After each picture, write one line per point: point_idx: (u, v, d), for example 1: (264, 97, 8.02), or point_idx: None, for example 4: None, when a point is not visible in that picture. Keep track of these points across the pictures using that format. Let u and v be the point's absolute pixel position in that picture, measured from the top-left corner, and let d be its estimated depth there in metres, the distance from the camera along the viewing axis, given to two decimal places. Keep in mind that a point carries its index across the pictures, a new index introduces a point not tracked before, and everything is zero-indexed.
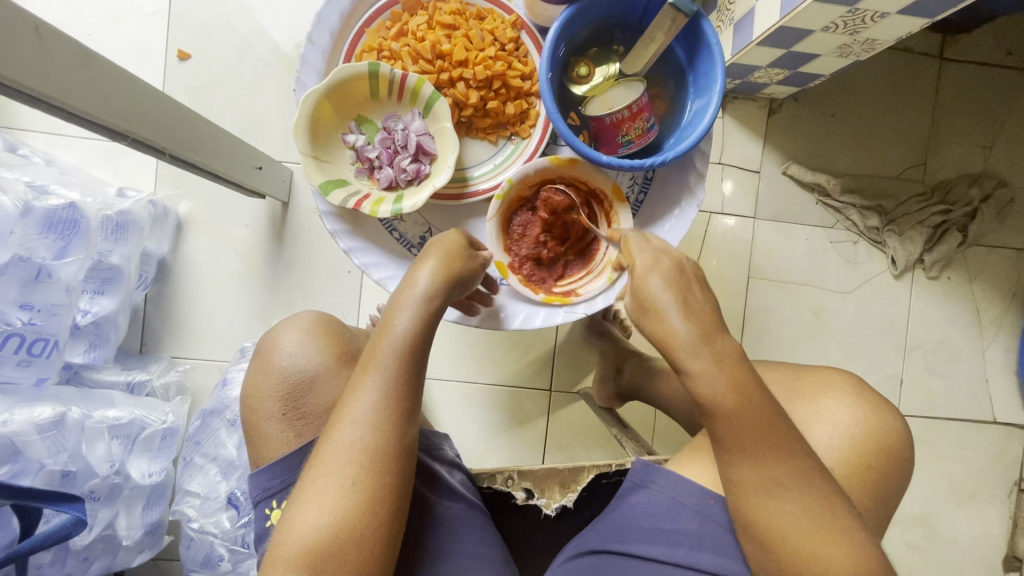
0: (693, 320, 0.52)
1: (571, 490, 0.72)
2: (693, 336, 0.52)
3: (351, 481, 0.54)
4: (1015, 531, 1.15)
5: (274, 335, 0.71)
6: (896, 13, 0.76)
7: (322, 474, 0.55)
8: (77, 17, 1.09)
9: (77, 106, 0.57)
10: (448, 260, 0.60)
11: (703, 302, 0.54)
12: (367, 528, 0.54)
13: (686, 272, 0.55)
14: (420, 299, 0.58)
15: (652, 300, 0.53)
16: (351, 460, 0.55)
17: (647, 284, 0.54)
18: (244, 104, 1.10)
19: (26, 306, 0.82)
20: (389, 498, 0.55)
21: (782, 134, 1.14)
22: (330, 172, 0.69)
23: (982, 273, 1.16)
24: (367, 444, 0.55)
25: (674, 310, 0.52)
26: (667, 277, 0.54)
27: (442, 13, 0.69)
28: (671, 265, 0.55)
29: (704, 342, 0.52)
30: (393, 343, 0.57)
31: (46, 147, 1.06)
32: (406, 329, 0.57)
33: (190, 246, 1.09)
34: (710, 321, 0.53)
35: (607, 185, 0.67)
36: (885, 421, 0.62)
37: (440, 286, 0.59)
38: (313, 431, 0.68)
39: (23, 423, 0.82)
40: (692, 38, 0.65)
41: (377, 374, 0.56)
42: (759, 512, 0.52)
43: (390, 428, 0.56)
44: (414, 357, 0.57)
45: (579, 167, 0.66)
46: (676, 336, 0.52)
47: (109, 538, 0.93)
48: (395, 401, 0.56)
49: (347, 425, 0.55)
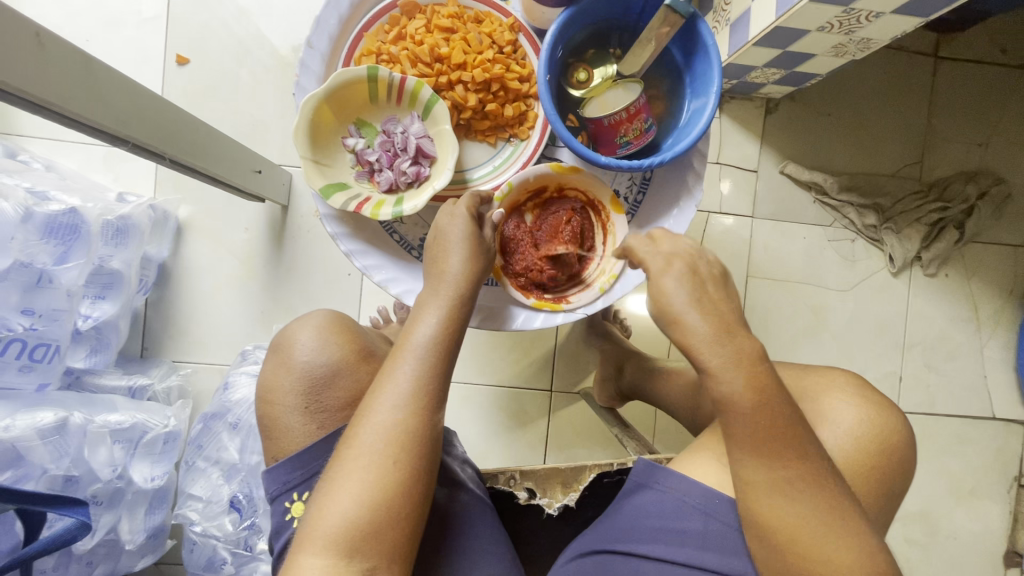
0: (710, 317, 0.52)
1: (572, 490, 0.74)
2: (710, 330, 0.51)
3: (391, 461, 0.54)
4: (1015, 527, 1.15)
5: (290, 333, 0.71)
6: (891, 12, 0.77)
7: (360, 454, 0.54)
8: (75, 22, 1.09)
9: (76, 111, 0.57)
10: (474, 246, 0.62)
11: (717, 298, 0.53)
12: (404, 508, 0.54)
13: (699, 273, 0.54)
14: (450, 291, 0.60)
15: (672, 304, 0.52)
16: (390, 442, 0.54)
17: (664, 284, 0.53)
18: (242, 108, 1.10)
19: (27, 311, 0.82)
20: (423, 481, 0.56)
21: (779, 134, 1.15)
22: (331, 175, 0.69)
23: (980, 270, 1.16)
24: (406, 426, 0.55)
25: (690, 309, 0.52)
26: (683, 278, 0.53)
27: (441, 17, 0.70)
28: (684, 266, 0.54)
29: (720, 335, 0.51)
30: (428, 326, 0.58)
31: (45, 152, 1.06)
32: (439, 318, 0.59)
33: (189, 250, 1.09)
34: (727, 316, 0.52)
35: (605, 195, 0.69)
36: (885, 419, 0.62)
37: (471, 278, 0.61)
38: (335, 422, 0.68)
39: (25, 428, 0.82)
40: (689, 39, 0.65)
41: (413, 358, 0.57)
42: (767, 509, 0.53)
43: (427, 411, 0.56)
44: (447, 345, 0.59)
45: (579, 175, 0.68)
46: (693, 332, 0.51)
47: (112, 542, 0.94)
48: (432, 384, 0.57)
49: (384, 408, 0.55)
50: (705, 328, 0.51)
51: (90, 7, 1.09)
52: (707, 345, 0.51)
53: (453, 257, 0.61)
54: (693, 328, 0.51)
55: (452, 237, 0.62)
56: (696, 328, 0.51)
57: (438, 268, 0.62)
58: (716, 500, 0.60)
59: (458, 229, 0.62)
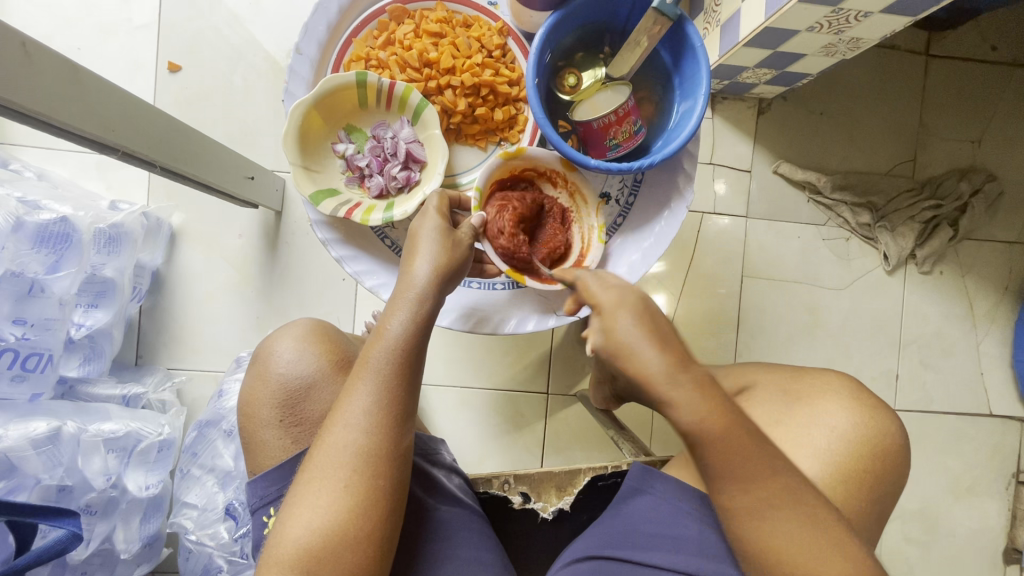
0: (665, 350, 0.45)
1: (567, 494, 0.74)
2: (668, 367, 0.45)
3: (345, 484, 0.54)
4: (1014, 524, 1.15)
5: (270, 343, 0.72)
6: (879, 12, 0.77)
7: (315, 476, 0.54)
8: (66, 31, 1.09)
9: (65, 120, 0.57)
10: (438, 253, 0.60)
11: (674, 337, 0.47)
12: (361, 530, 0.54)
13: (654, 309, 0.48)
14: (413, 301, 0.58)
15: (623, 339, 0.46)
16: (343, 463, 0.54)
17: (616, 320, 0.47)
18: (234, 113, 1.10)
19: (20, 321, 0.81)
20: (381, 502, 0.55)
21: (772, 133, 1.15)
22: (321, 181, 0.69)
23: (974, 266, 1.16)
24: (360, 447, 0.54)
25: (643, 342, 0.45)
26: (638, 313, 0.47)
27: (429, 21, 0.70)
28: (639, 302, 0.48)
29: (682, 370, 0.45)
30: (386, 344, 0.57)
31: (38, 162, 1.06)
32: (399, 332, 0.57)
33: (183, 257, 1.09)
34: (683, 353, 0.46)
35: (555, 161, 0.68)
36: (873, 420, 0.63)
37: (433, 286, 0.59)
38: (309, 437, 0.68)
39: (18, 438, 0.82)
40: (677, 41, 0.65)
41: (370, 376, 0.56)
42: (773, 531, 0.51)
43: (383, 432, 0.55)
44: (409, 360, 0.57)
45: (524, 155, 0.67)
46: (647, 369, 0.45)
47: (106, 552, 0.93)
48: (389, 404, 0.56)
49: (339, 429, 0.55)
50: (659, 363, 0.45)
51: (80, 15, 1.09)
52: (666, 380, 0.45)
53: (417, 266, 0.59)
54: (646, 362, 0.45)
55: (418, 244, 0.61)
56: (651, 363, 0.45)
57: (404, 274, 0.60)
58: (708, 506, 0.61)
59: (425, 232, 0.61)
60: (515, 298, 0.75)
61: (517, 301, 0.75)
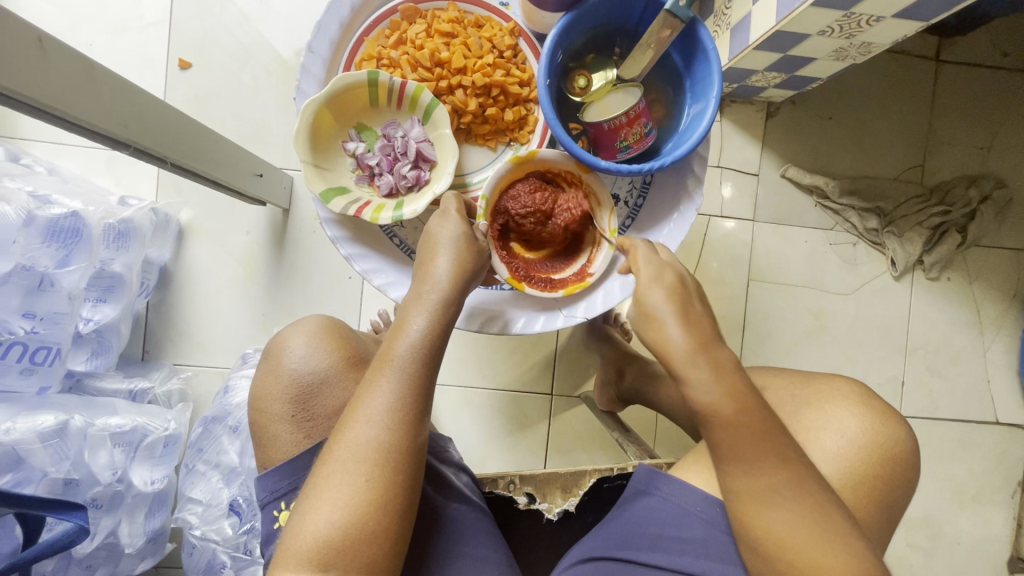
0: (689, 329, 0.54)
1: (573, 495, 0.75)
2: (689, 344, 0.53)
3: (366, 478, 0.54)
4: (1019, 533, 1.14)
5: (282, 339, 0.72)
6: (892, 16, 0.76)
7: (336, 470, 0.54)
8: (78, 28, 1.10)
9: (82, 117, 0.57)
10: (460, 253, 0.60)
11: (702, 316, 0.55)
12: (380, 525, 0.54)
13: (687, 287, 0.57)
14: (435, 302, 0.59)
15: (652, 310, 0.55)
16: (365, 459, 0.54)
17: (648, 294, 0.55)
18: (244, 111, 1.10)
19: (28, 314, 0.82)
20: (400, 497, 0.55)
21: (781, 137, 1.15)
22: (331, 179, 0.69)
23: (983, 274, 1.16)
24: (382, 443, 0.55)
25: (670, 318, 0.54)
26: (668, 289, 0.55)
27: (441, 21, 0.70)
28: (673, 279, 0.57)
29: (702, 351, 0.53)
30: (408, 341, 0.57)
31: (48, 156, 1.07)
32: (421, 332, 0.58)
33: (190, 253, 1.10)
34: (707, 334, 0.54)
35: (570, 164, 0.67)
36: (882, 425, 0.63)
37: (453, 285, 0.59)
38: (322, 432, 0.68)
39: (26, 431, 0.82)
40: (689, 43, 0.65)
41: (393, 373, 0.56)
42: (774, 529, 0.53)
43: (404, 427, 0.55)
44: (431, 358, 0.58)
45: (536, 158, 0.67)
46: (671, 342, 0.53)
47: (111, 546, 0.94)
48: (411, 400, 0.56)
49: (361, 424, 0.55)
50: (680, 339, 0.53)
51: (92, 12, 1.10)
52: (685, 357, 0.53)
53: (438, 265, 0.60)
54: (669, 335, 0.53)
55: (439, 244, 0.61)
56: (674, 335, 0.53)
57: (424, 272, 0.60)
58: (714, 507, 0.61)
59: (446, 232, 0.61)
60: (522, 299, 0.75)
61: (524, 301, 0.75)
